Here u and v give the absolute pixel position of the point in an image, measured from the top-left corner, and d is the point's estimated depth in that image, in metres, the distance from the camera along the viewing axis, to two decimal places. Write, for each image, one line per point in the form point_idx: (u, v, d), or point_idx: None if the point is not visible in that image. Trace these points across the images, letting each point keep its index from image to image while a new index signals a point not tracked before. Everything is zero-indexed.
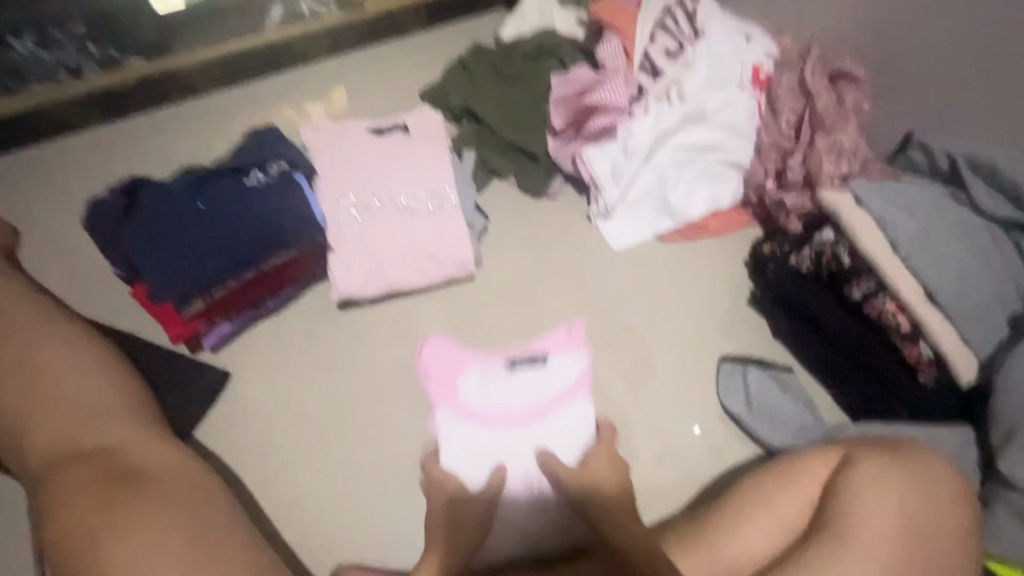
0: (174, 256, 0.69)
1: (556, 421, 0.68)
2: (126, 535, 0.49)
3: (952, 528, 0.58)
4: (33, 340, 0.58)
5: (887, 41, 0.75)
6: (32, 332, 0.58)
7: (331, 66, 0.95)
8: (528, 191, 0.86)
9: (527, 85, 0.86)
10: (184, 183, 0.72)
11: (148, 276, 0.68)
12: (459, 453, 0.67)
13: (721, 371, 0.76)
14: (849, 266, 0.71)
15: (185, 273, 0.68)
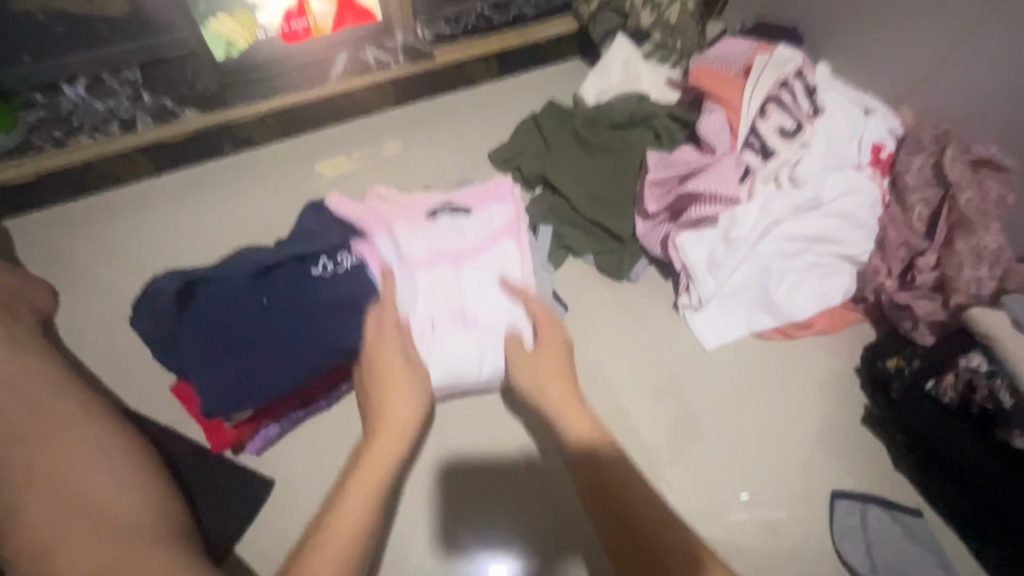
0: (223, 372, 0.56)
1: (487, 262, 0.69)
2: None
3: None
4: (88, 462, 0.57)
5: None
6: (82, 451, 0.58)
7: (396, 124, 0.94)
8: (607, 273, 0.79)
9: (614, 158, 0.77)
10: (242, 274, 0.60)
11: (195, 381, 0.56)
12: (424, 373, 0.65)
13: (834, 507, 0.67)
14: (1010, 409, 0.58)
15: (229, 393, 0.56)
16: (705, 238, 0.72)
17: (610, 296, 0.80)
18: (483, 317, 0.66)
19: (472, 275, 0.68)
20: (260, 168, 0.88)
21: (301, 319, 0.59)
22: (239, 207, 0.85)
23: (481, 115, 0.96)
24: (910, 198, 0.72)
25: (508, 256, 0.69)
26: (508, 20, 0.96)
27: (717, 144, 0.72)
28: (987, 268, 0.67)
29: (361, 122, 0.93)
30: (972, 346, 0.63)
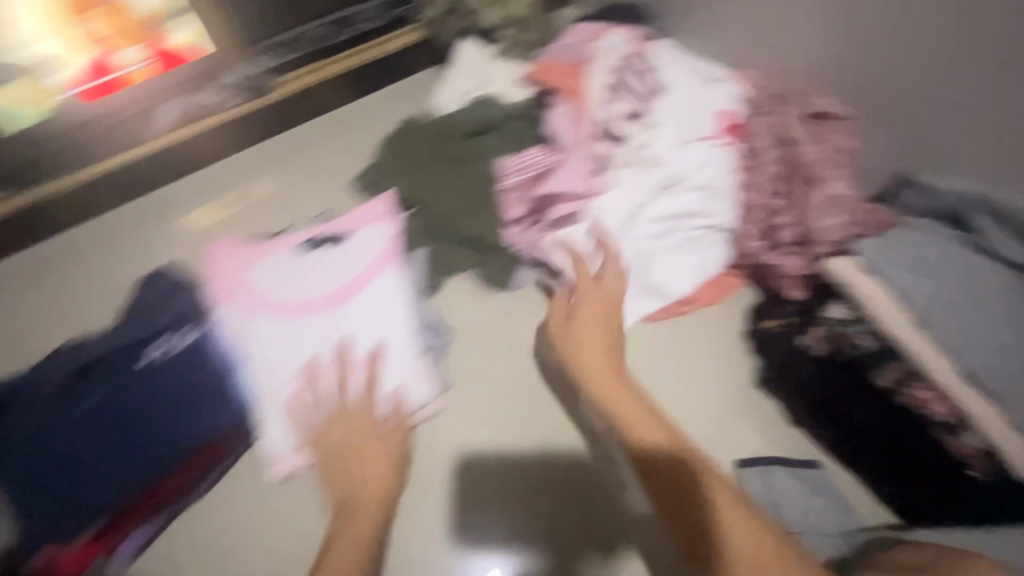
0: (74, 474, 0.57)
1: (366, 298, 0.65)
2: None
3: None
4: None
5: (858, 73, 0.71)
6: None
7: (252, 166, 0.89)
8: (489, 284, 0.75)
9: (470, 167, 0.75)
10: (64, 376, 0.60)
11: (39, 503, 0.56)
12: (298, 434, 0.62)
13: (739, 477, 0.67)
14: (872, 351, 0.61)
15: (90, 492, 0.57)
16: (572, 233, 0.70)
17: (498, 307, 0.77)
18: (364, 305, 0.65)
19: (353, 309, 0.65)
20: (113, 240, 0.84)
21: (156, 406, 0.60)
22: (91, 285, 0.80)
23: (343, 143, 0.91)
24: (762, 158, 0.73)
25: (394, 287, 0.66)
26: (351, 34, 0.91)
27: (565, 139, 0.72)
28: (849, 215, 0.66)
29: (215, 170, 0.89)
30: (833, 296, 0.65)
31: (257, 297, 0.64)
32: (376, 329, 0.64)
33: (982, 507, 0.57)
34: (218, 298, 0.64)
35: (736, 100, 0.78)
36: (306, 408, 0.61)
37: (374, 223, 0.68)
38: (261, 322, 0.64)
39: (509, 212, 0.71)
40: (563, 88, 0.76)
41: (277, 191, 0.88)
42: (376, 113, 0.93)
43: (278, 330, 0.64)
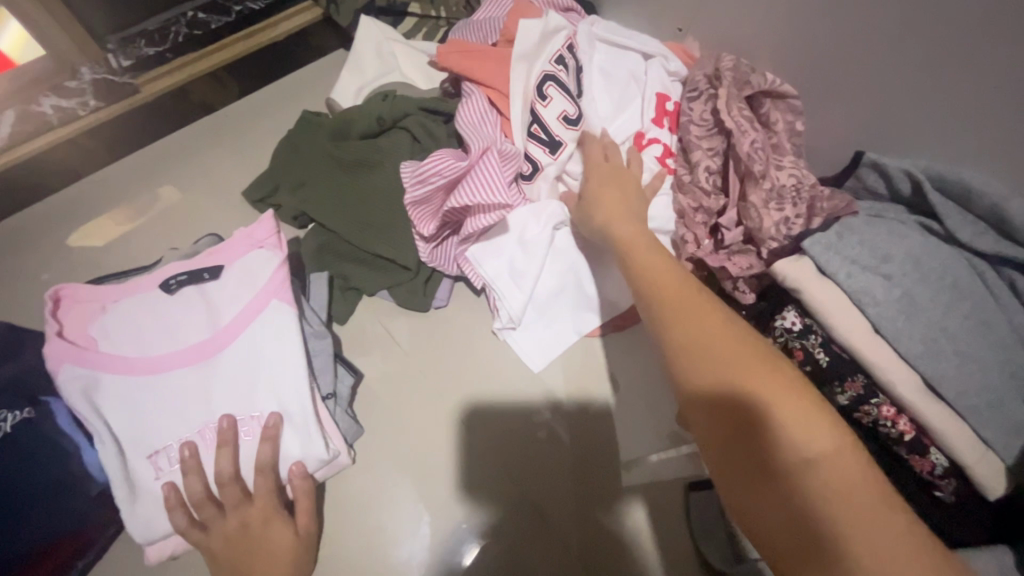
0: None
1: (244, 349, 0.54)
2: None
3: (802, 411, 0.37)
4: None
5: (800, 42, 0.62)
6: None
7: (126, 179, 0.76)
8: (407, 306, 0.67)
9: (372, 172, 0.65)
10: None
11: None
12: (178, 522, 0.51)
13: (693, 504, 0.55)
14: (829, 365, 0.56)
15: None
16: (493, 246, 0.62)
17: (419, 330, 0.68)
18: (244, 356, 0.54)
19: (230, 363, 0.53)
20: None
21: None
22: None
23: (234, 146, 0.79)
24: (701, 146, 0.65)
25: (279, 329, 0.54)
26: (231, 21, 0.79)
27: (475, 136, 0.61)
28: (792, 205, 0.60)
29: (81, 187, 0.76)
30: (787, 301, 0.59)
31: (104, 359, 0.52)
32: (264, 379, 0.53)
33: None
34: (52, 366, 0.51)
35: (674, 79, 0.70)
36: (182, 492, 0.50)
37: (254, 249, 0.57)
38: (108, 391, 0.51)
39: (418, 228, 0.61)
40: (473, 73, 0.65)
41: (165, 202, 0.75)
42: (270, 107, 0.81)
43: (132, 397, 0.51)
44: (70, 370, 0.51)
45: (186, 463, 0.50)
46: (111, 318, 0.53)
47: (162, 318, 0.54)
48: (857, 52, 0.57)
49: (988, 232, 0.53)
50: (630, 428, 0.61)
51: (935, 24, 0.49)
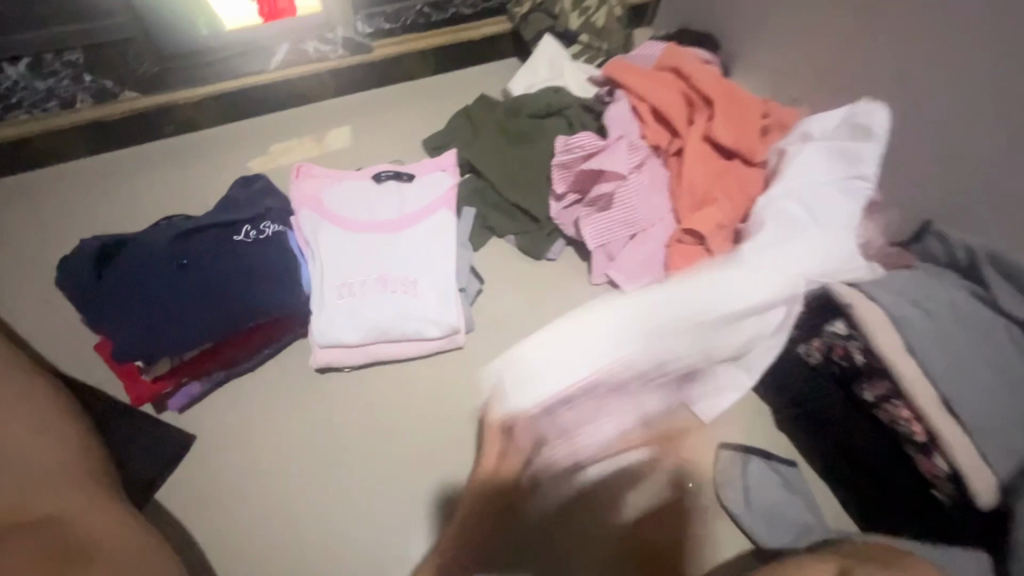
0: (143, 320, 0.58)
1: (421, 235, 0.73)
2: None
3: None
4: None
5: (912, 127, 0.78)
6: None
7: (335, 110, 0.99)
8: (526, 251, 0.84)
9: (533, 145, 0.84)
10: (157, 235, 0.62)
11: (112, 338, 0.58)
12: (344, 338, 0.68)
13: (719, 459, 0.73)
14: (861, 366, 0.66)
15: (147, 342, 0.58)
16: (608, 216, 0.80)
17: (529, 273, 0.85)
18: (421, 239, 0.73)
19: (409, 241, 0.73)
20: (201, 149, 0.91)
21: (224, 283, 0.61)
22: (176, 184, 0.88)
23: (417, 108, 1.01)
24: (814, 197, 0.75)
25: (446, 229, 0.74)
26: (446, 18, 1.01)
27: (616, 126, 0.81)
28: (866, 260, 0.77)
29: (302, 106, 0.97)
30: (837, 314, 0.69)
31: (326, 209, 0.72)
32: (425, 260, 0.72)
33: (944, 523, 0.63)
34: (294, 205, 0.72)
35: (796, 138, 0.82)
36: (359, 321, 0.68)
37: (438, 171, 0.78)
38: (325, 232, 0.71)
39: (555, 187, 0.80)
40: (628, 84, 0.84)
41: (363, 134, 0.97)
42: (451, 85, 1.03)
43: (340, 241, 0.71)
44: (306, 212, 0.72)
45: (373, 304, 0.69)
46: (338, 189, 0.74)
47: (372, 198, 0.74)
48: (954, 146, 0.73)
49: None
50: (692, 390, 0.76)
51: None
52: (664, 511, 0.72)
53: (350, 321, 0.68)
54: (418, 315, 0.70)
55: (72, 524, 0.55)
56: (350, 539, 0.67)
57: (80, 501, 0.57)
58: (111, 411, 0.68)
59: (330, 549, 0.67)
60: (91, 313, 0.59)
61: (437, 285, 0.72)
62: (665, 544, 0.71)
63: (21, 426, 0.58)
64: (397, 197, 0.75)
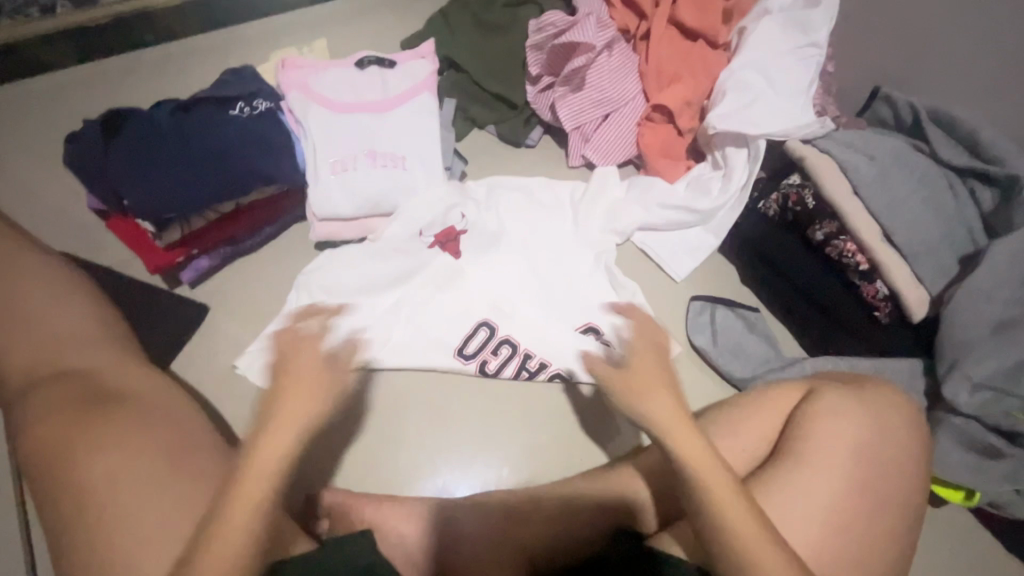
0: (151, 183, 0.64)
1: (404, 114, 0.78)
2: (106, 448, 0.51)
3: (856, 498, 0.55)
4: (17, 285, 0.61)
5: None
6: (19, 278, 0.62)
7: (313, 15, 0.99)
8: (507, 140, 0.89)
9: (509, 34, 0.89)
10: (157, 110, 0.68)
11: (128, 198, 0.64)
12: (338, 210, 0.74)
13: (690, 309, 0.80)
14: (813, 209, 0.74)
15: (159, 199, 0.64)
16: (581, 95, 0.84)
17: (511, 160, 0.89)
18: (405, 118, 0.78)
19: (395, 119, 0.77)
20: (184, 56, 0.93)
21: (224, 150, 0.68)
22: (161, 91, 0.90)
23: (393, 12, 1.01)
24: (771, 66, 0.81)
25: (427, 107, 0.78)
26: None
27: (585, 7, 0.86)
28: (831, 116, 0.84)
29: (280, 13, 0.97)
30: (792, 169, 0.77)
31: (314, 93, 0.76)
32: (411, 136, 0.77)
33: (885, 340, 0.72)
34: (283, 90, 0.77)
35: (755, 13, 0.85)
36: (357, 191, 0.74)
37: (419, 58, 0.82)
38: (315, 110, 0.75)
39: (529, 70, 0.87)
40: None
41: (341, 38, 0.98)
42: None
43: (329, 118, 0.75)
44: (295, 92, 0.76)
45: (368, 177, 0.74)
46: (325, 73, 0.78)
47: (356, 80, 0.79)
48: (902, 12, 0.79)
49: (963, 153, 0.74)
50: (663, 259, 0.83)
51: None
52: None
53: (344, 193, 0.74)
54: (412, 188, 0.76)
55: (101, 374, 0.58)
56: (369, 397, 0.74)
57: (107, 357, 0.60)
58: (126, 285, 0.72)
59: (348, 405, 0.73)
60: (110, 178, 0.65)
61: (427, 160, 0.77)
62: None
63: (43, 294, 0.62)
64: (378, 82, 0.79)
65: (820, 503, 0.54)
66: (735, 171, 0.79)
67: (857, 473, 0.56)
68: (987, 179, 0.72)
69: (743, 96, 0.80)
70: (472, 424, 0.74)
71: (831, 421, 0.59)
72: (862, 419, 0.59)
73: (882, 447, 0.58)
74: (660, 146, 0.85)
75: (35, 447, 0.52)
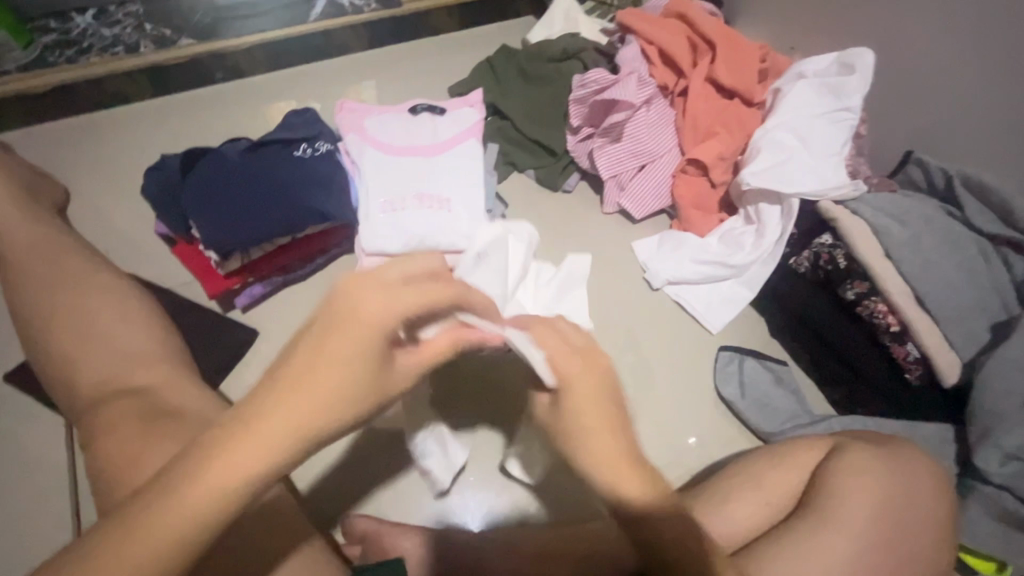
0: (218, 214, 0.70)
1: (453, 158, 0.83)
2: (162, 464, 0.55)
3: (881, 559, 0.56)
4: (92, 304, 0.67)
5: (900, 67, 0.86)
6: (95, 297, 0.67)
7: (369, 59, 1.06)
8: (545, 184, 0.93)
9: (552, 86, 0.94)
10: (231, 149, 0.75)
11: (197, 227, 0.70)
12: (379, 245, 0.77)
13: (718, 358, 0.82)
14: (845, 268, 0.76)
15: (223, 228, 0.70)
16: (620, 146, 0.88)
17: (546, 204, 0.93)
18: (453, 163, 0.83)
19: (443, 163, 0.82)
20: (249, 93, 1.00)
21: (286, 183, 0.74)
22: (225, 125, 0.96)
23: (444, 60, 1.08)
24: (806, 128, 0.84)
25: (474, 152, 0.84)
26: None
27: (626, 64, 0.91)
28: (867, 176, 0.87)
29: (340, 57, 1.04)
30: (824, 228, 0.79)
31: (370, 137, 0.82)
32: (456, 178, 0.82)
33: (915, 402, 0.72)
34: (342, 132, 0.83)
35: (790, 77, 0.89)
36: (401, 228, 0.77)
37: (468, 105, 0.87)
38: (371, 152, 0.81)
39: (570, 121, 0.91)
40: (638, 29, 0.93)
41: (395, 81, 1.04)
42: (476, 39, 1.11)
43: (381, 161, 0.81)
44: (352, 134, 0.82)
45: (413, 217, 0.78)
46: (383, 117, 0.84)
47: (409, 125, 0.84)
48: (936, 81, 0.82)
49: (995, 221, 0.76)
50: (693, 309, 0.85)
51: (993, 65, 0.75)
52: (679, 416, 0.79)
53: (390, 229, 0.77)
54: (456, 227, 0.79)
55: (159, 391, 0.62)
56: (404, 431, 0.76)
57: (166, 374, 0.64)
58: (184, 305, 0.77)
59: (382, 435, 0.75)
60: (182, 207, 0.72)
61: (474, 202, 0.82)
62: (679, 442, 0.78)
63: (111, 314, 0.66)
64: (428, 127, 0.85)
65: (846, 558, 0.55)
66: (768, 227, 0.82)
67: (888, 541, 0.56)
68: (1020, 249, 0.73)
69: (778, 158, 0.83)
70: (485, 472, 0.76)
71: (857, 479, 0.59)
72: (889, 481, 0.59)
73: (914, 514, 0.58)
74: (694, 200, 0.88)
75: (100, 459, 0.56)
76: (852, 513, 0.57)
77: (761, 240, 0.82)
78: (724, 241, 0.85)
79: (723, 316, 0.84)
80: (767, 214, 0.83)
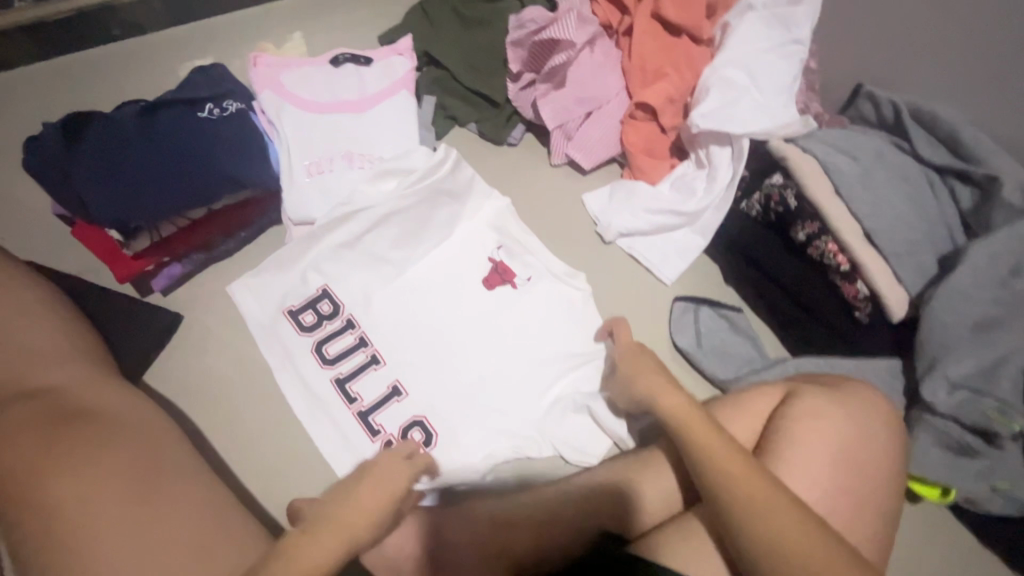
0: (119, 189, 0.64)
1: (383, 114, 0.79)
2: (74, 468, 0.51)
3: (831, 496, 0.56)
4: None
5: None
6: None
7: (288, 6, 0.95)
8: (488, 138, 0.87)
9: (489, 29, 0.86)
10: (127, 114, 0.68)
11: (93, 205, 0.64)
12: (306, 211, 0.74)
13: (674, 309, 0.80)
14: (795, 209, 0.74)
15: (126, 205, 0.64)
16: (563, 92, 0.82)
17: (491, 160, 0.87)
18: (382, 121, 0.78)
19: (372, 120, 0.78)
20: (153, 51, 0.88)
21: (195, 146, 0.68)
22: (129, 89, 0.86)
23: (371, 5, 0.98)
24: (753, 63, 0.80)
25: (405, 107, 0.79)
26: None
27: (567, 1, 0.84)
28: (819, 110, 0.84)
29: (254, 5, 0.93)
30: (775, 169, 0.77)
31: (288, 93, 0.76)
32: (387, 135, 0.78)
33: (863, 338, 0.73)
34: (256, 88, 0.76)
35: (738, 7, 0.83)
36: (331, 192, 0.75)
37: (396, 55, 0.82)
38: (293, 111, 0.75)
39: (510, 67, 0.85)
40: None
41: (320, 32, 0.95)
42: None
43: (301, 120, 0.75)
44: (267, 89, 0.76)
45: (344, 181, 0.76)
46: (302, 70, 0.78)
47: (331, 79, 0.79)
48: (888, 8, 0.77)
49: (942, 150, 0.74)
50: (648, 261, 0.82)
51: None
52: None
53: (319, 195, 0.75)
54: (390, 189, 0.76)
55: (68, 392, 0.57)
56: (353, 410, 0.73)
57: (75, 373, 0.59)
58: (94, 292, 0.70)
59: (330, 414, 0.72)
60: (74, 183, 0.65)
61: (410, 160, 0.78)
62: None
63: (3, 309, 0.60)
64: (353, 80, 0.79)
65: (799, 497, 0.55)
66: (718, 170, 0.79)
67: (836, 480, 0.57)
68: (967, 180, 0.72)
69: (728, 95, 0.79)
70: (463, 378, 0.73)
71: (807, 421, 0.59)
72: (841, 421, 0.59)
73: (862, 452, 0.58)
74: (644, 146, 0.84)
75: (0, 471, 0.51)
76: (801, 458, 0.57)
77: (712, 181, 0.80)
78: (676, 188, 0.82)
79: (676, 262, 0.82)
80: (711, 155, 0.81)
